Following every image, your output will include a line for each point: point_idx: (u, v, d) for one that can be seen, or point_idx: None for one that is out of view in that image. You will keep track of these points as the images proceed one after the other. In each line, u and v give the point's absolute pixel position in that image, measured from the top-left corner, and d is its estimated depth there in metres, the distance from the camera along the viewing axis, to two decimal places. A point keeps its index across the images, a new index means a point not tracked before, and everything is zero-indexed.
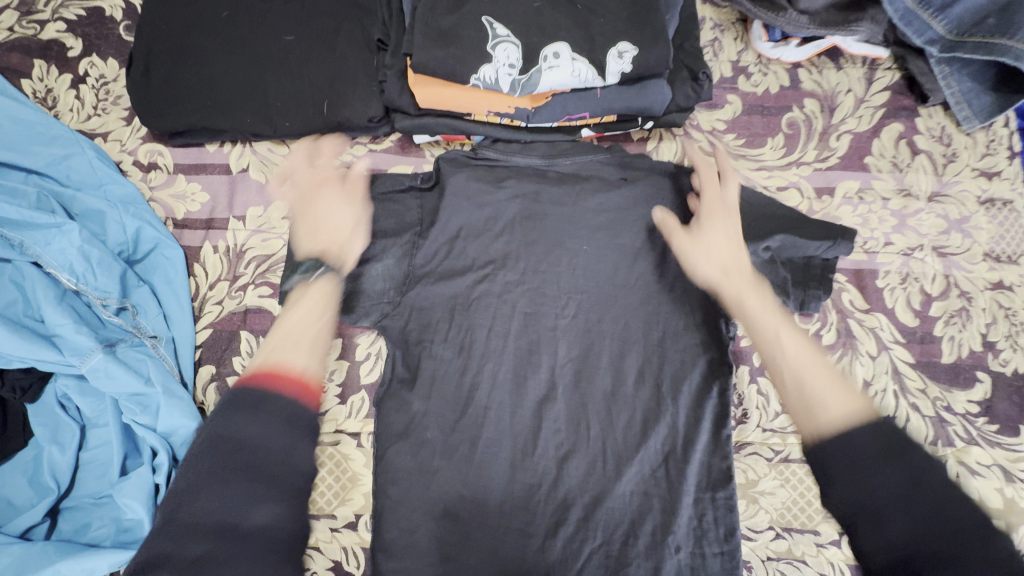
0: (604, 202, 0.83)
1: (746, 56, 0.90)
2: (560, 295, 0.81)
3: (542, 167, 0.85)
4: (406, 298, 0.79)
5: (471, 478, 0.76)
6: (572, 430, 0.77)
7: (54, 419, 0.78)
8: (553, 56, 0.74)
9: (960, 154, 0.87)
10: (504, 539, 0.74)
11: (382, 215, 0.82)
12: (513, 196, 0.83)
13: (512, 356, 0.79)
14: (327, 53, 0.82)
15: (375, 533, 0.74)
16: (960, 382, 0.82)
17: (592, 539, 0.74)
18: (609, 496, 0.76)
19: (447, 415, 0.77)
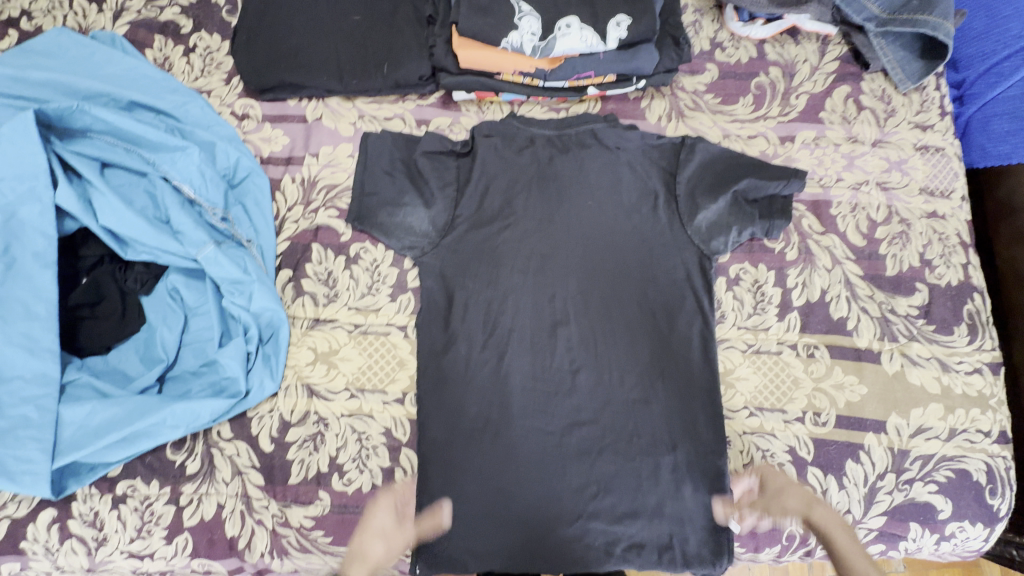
0: (604, 166, 1.02)
1: (721, 34, 1.11)
2: (572, 241, 1.00)
3: (553, 137, 1.03)
4: (443, 242, 0.99)
5: (499, 386, 0.95)
6: (581, 350, 0.96)
7: (164, 307, 0.96)
8: (566, 26, 0.95)
9: (898, 110, 1.06)
10: (527, 438, 0.93)
11: (426, 171, 1.00)
12: (532, 160, 1.02)
13: (531, 290, 0.99)
14: (388, 28, 1.04)
15: (421, 433, 0.94)
16: (902, 290, 0.99)
17: (597, 434, 0.94)
18: (613, 402, 0.95)
19: (478, 336, 0.96)
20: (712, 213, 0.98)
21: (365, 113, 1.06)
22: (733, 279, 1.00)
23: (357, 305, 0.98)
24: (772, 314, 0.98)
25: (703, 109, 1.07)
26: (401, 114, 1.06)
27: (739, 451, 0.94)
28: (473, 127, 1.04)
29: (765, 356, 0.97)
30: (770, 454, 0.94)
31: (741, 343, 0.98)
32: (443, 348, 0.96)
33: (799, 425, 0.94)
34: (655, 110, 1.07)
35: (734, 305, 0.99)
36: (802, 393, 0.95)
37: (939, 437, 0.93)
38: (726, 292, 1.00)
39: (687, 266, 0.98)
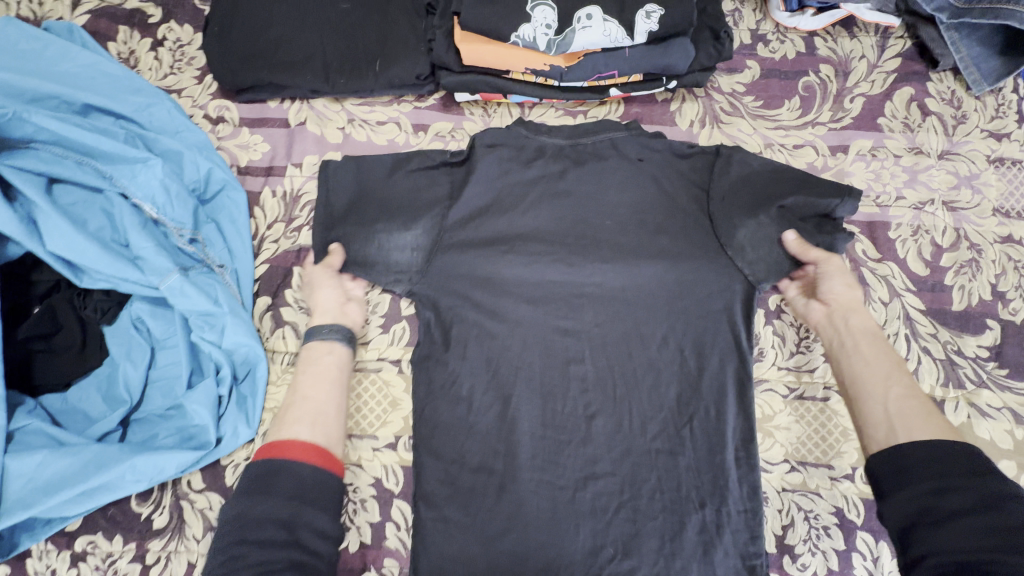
0: (623, 182, 0.88)
1: (764, 25, 0.96)
2: (589, 265, 0.88)
3: (566, 147, 0.91)
4: (442, 265, 0.86)
5: (505, 433, 0.84)
6: (599, 391, 0.85)
7: (128, 340, 0.85)
8: (587, 17, 0.82)
9: (969, 116, 0.91)
10: (537, 491, 0.82)
11: (418, 188, 0.88)
12: (540, 175, 0.89)
13: (542, 321, 0.87)
14: (380, 18, 0.91)
15: (416, 483, 0.83)
16: (970, 328, 0.85)
17: (616, 487, 0.82)
18: (635, 452, 0.83)
19: (482, 375, 0.85)
20: (745, 236, 0.84)
21: (355, 117, 0.93)
22: (774, 311, 0.89)
23: None
24: (819, 353, 0.86)
25: (742, 114, 0.93)
26: (396, 118, 0.94)
27: (778, 511, 0.83)
28: (476, 135, 0.92)
29: (809, 403, 0.85)
30: (813, 516, 0.82)
31: (782, 387, 0.86)
32: (443, 388, 0.85)
33: (848, 483, 0.83)
34: (687, 114, 0.94)
35: (774, 342, 0.88)
36: (852, 446, 0.84)
37: None
38: (765, 326, 0.88)
39: (722, 297, 0.85)
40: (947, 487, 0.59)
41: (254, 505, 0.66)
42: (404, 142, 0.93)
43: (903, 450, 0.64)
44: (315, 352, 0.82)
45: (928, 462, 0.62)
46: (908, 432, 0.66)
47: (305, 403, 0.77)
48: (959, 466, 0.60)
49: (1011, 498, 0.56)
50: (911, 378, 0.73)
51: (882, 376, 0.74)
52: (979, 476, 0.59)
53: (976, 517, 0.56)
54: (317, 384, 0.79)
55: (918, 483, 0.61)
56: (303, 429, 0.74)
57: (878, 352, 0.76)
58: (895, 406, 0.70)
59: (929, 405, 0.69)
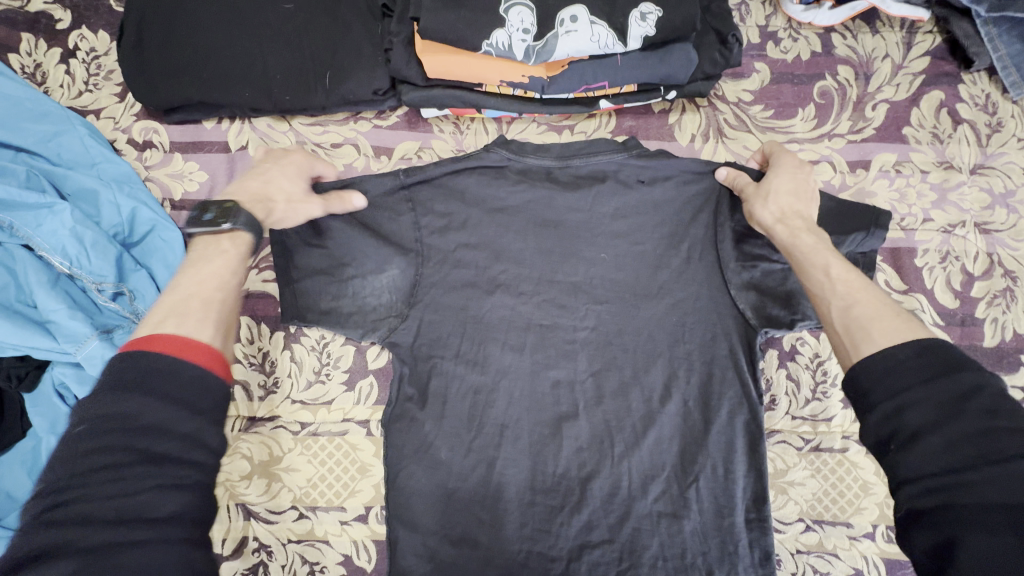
0: (620, 208, 0.80)
1: (775, 21, 0.84)
2: (581, 305, 0.78)
3: (555, 169, 0.80)
4: (414, 310, 0.76)
5: (489, 500, 0.74)
6: (595, 448, 0.75)
7: (53, 410, 0.74)
8: (571, 20, 0.69)
9: (1006, 123, 0.81)
10: (525, 565, 0.73)
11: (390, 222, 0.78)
12: (525, 205, 0.80)
13: (528, 370, 0.77)
14: (329, 21, 0.77)
15: (390, 561, 0.73)
16: (1003, 367, 0.77)
17: (613, 555, 0.74)
18: (634, 515, 0.75)
19: (461, 435, 0.75)
20: (762, 273, 0.77)
21: (305, 139, 0.81)
22: (788, 352, 0.79)
23: (302, 399, 0.77)
24: (836, 399, 0.78)
25: (749, 127, 0.82)
26: (353, 139, 0.82)
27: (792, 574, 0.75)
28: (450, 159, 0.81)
29: (825, 455, 0.76)
30: None
31: (796, 438, 0.77)
32: (416, 452, 0.75)
33: (869, 543, 0.75)
34: (687, 128, 0.83)
35: (788, 387, 0.78)
36: (873, 501, 0.76)
37: None
38: (778, 370, 0.78)
39: (732, 340, 0.77)
40: (909, 399, 0.45)
41: (135, 399, 0.42)
42: (364, 167, 0.81)
43: (857, 365, 0.50)
44: (242, 252, 0.58)
45: (891, 371, 0.47)
46: (869, 342, 0.53)
47: (199, 294, 0.53)
48: (918, 369, 0.46)
49: (978, 394, 0.44)
50: (851, 281, 0.61)
51: (818, 295, 0.62)
52: (947, 376, 0.45)
53: (939, 433, 0.43)
54: (223, 281, 0.55)
55: (879, 402, 0.47)
56: (201, 329, 0.49)
57: (809, 267, 0.65)
58: (853, 313, 0.57)
59: (877, 305, 0.57)
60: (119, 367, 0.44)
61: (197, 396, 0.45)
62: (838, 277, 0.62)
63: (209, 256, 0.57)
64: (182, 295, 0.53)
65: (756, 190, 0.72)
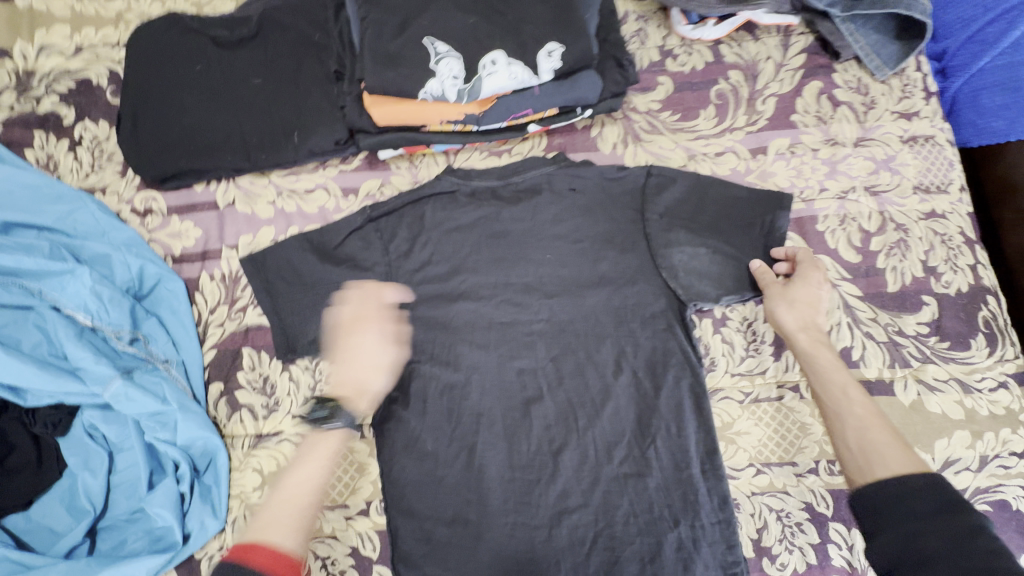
0: (558, 214, 0.92)
1: (670, 40, 0.98)
2: (535, 301, 0.90)
3: (498, 187, 0.93)
4: (389, 325, 0.89)
5: (474, 483, 0.84)
6: (561, 425, 0.86)
7: (85, 449, 0.83)
8: (491, 63, 0.84)
9: (878, 100, 0.94)
10: (513, 535, 0.82)
11: (365, 249, 0.91)
12: (477, 221, 0.92)
13: (495, 362, 0.88)
14: (293, 89, 0.91)
15: (393, 546, 0.82)
16: (908, 307, 0.88)
17: (589, 518, 0.83)
18: (603, 479, 0.84)
19: (444, 427, 0.86)
20: (689, 256, 0.90)
21: (283, 189, 0.94)
22: (720, 319, 0.90)
23: (301, 413, 0.87)
24: (767, 353, 0.88)
25: (661, 130, 0.95)
26: (324, 184, 0.94)
27: (751, 515, 0.84)
28: (409, 190, 0.94)
29: (764, 404, 0.86)
30: (785, 514, 0.84)
31: (738, 393, 0.87)
32: (405, 447, 0.85)
33: (814, 477, 0.84)
34: (608, 138, 0.95)
35: (724, 349, 0.88)
36: (812, 439, 0.85)
37: (969, 469, 0.84)
38: (713, 335, 0.89)
39: (666, 315, 0.89)
40: (919, 529, 0.58)
41: None
42: (335, 207, 0.94)
43: (874, 494, 0.63)
44: (329, 452, 0.77)
45: (903, 498, 0.61)
46: (881, 466, 0.66)
47: (291, 502, 0.72)
48: (925, 504, 0.60)
49: (981, 534, 0.57)
50: (866, 407, 0.73)
51: (835, 411, 0.75)
52: (949, 512, 0.59)
53: (945, 563, 0.55)
54: (302, 490, 0.73)
55: (894, 526, 0.60)
56: (291, 532, 0.68)
57: (829, 381, 0.77)
58: (861, 439, 0.70)
59: (889, 435, 0.70)
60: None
61: None
62: (854, 397, 0.75)
63: (301, 464, 0.76)
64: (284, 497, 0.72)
65: (781, 292, 0.84)
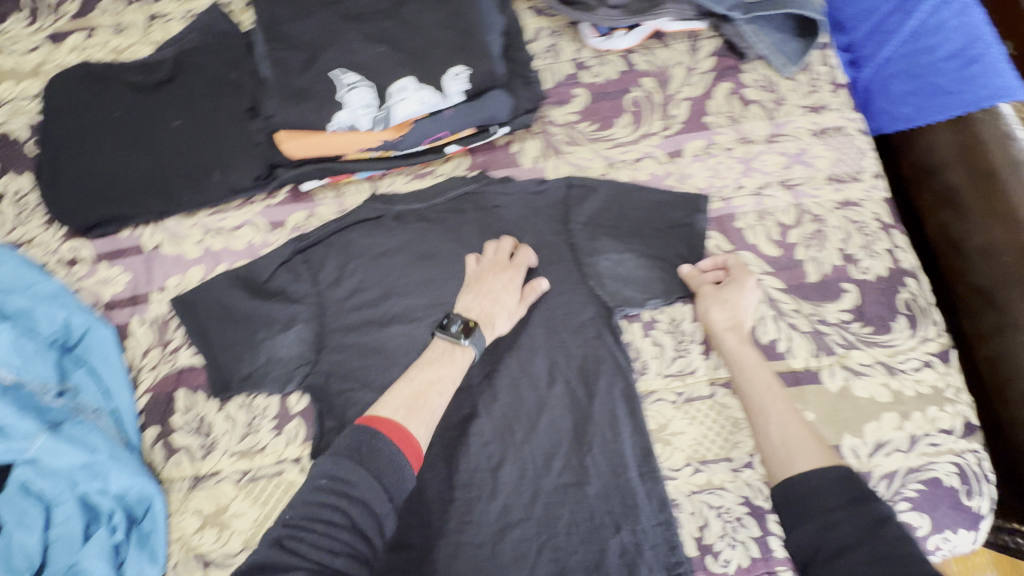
0: (484, 231, 0.93)
1: (583, 53, 1.00)
2: None
3: (423, 210, 0.94)
4: (322, 355, 0.89)
5: (415, 505, 0.84)
6: (499, 440, 0.86)
7: (17, 506, 0.79)
8: (401, 90, 0.85)
9: (787, 96, 0.97)
10: (457, 555, 0.82)
11: (295, 281, 0.92)
12: (404, 243, 0.93)
13: None
14: (211, 129, 0.92)
15: None
16: (829, 296, 0.90)
17: (532, 532, 0.83)
18: (544, 492, 0.84)
19: None
20: (616, 262, 0.91)
21: (209, 228, 0.94)
22: (649, 322, 0.91)
23: (239, 450, 0.87)
24: (696, 353, 0.89)
25: (579, 141, 0.97)
26: (250, 219, 0.95)
27: (691, 514, 0.85)
28: (335, 219, 0.94)
29: (697, 403, 0.88)
30: (725, 510, 0.84)
31: (671, 394, 0.88)
32: None
33: (750, 471, 0.85)
34: (529, 153, 0.97)
35: (654, 351, 0.90)
36: (746, 434, 0.87)
37: (900, 449, 0.85)
38: (643, 338, 0.90)
39: (595, 323, 0.89)
40: (838, 519, 0.63)
41: (349, 470, 0.66)
42: (262, 241, 0.94)
43: (794, 486, 0.67)
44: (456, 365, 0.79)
45: (820, 488, 0.66)
46: (800, 460, 0.69)
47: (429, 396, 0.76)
48: (839, 495, 0.64)
49: (886, 522, 0.61)
50: (786, 402, 0.77)
51: (760, 408, 0.77)
52: (860, 502, 0.63)
53: (862, 549, 0.60)
54: (445, 385, 0.77)
55: (813, 517, 0.64)
56: (419, 420, 0.73)
57: (754, 381, 0.80)
58: (783, 433, 0.73)
59: (806, 428, 0.73)
60: (359, 442, 0.68)
61: (377, 473, 0.66)
62: (776, 394, 0.78)
63: (438, 364, 0.79)
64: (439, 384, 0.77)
65: (714, 294, 0.86)
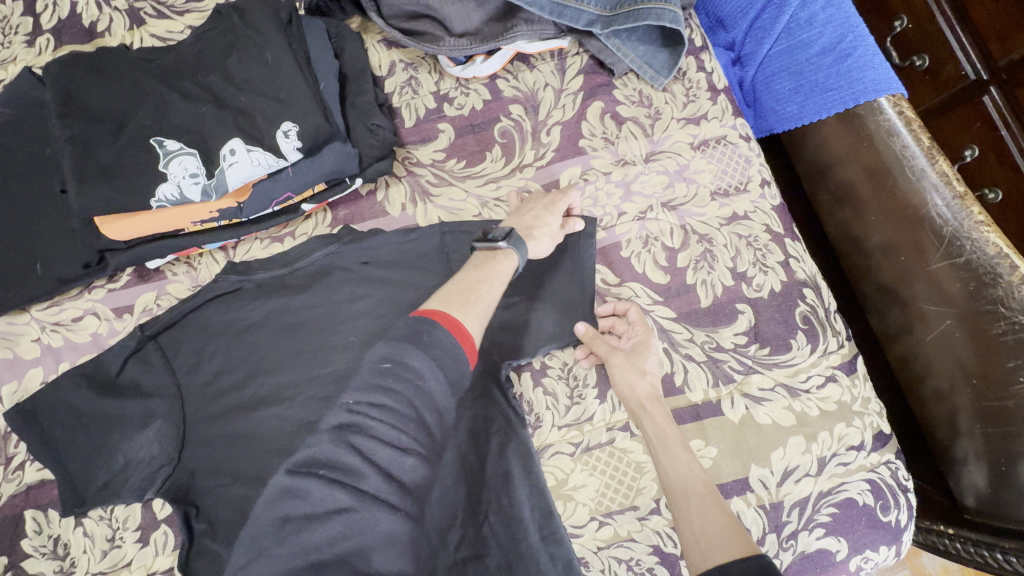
0: (353, 291, 0.85)
1: (444, 84, 0.93)
2: (339, 391, 0.81)
3: (284, 276, 0.86)
4: (184, 453, 0.79)
5: None
6: None
7: None
8: (231, 153, 0.79)
9: (662, 110, 0.92)
10: None
11: (145, 372, 0.82)
12: (267, 314, 0.84)
13: None
14: (32, 218, 0.83)
15: None
16: (723, 319, 0.85)
17: None
18: None
19: None
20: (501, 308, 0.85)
21: (45, 323, 0.85)
22: (540, 369, 0.86)
23: (100, 569, 0.78)
24: (591, 398, 0.84)
25: (449, 182, 0.90)
26: (92, 308, 0.86)
27: (601, 571, 0.79)
28: (187, 298, 0.85)
29: (596, 452, 0.82)
30: (635, 562, 0.79)
31: (568, 446, 0.83)
32: None
33: (657, 518, 0.80)
34: (395, 200, 0.90)
35: (548, 402, 0.84)
36: (650, 479, 0.81)
37: (810, 474, 0.81)
38: (534, 389, 0.85)
39: (481, 379, 0.83)
40: None
41: (412, 355, 0.63)
42: (107, 331, 0.85)
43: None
44: (499, 265, 0.78)
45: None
46: (717, 552, 0.62)
47: (478, 294, 0.74)
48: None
49: None
50: (706, 485, 0.71)
51: (681, 490, 0.71)
52: None
53: None
54: (491, 285, 0.76)
55: None
56: (472, 319, 0.71)
57: (676, 460, 0.74)
58: (702, 522, 0.67)
59: (726, 515, 0.67)
60: (421, 326, 0.66)
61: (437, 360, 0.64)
62: (699, 477, 0.72)
63: (490, 266, 0.78)
64: (479, 284, 0.75)
65: (625, 361, 0.80)
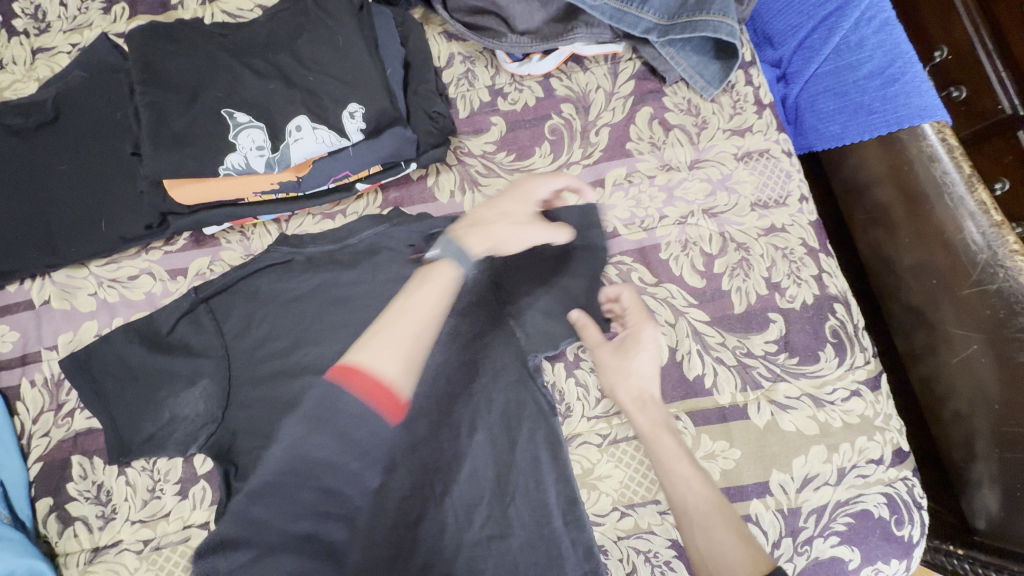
0: (400, 270, 0.88)
1: (499, 78, 0.96)
2: None
3: (334, 250, 0.88)
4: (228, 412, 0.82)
5: None
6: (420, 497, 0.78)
7: None
8: (297, 129, 0.82)
9: (710, 120, 0.95)
10: None
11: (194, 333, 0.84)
12: (314, 287, 0.87)
13: None
14: (99, 178, 0.87)
15: None
16: (755, 327, 0.88)
17: None
18: (465, 547, 0.77)
19: None
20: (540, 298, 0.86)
21: (101, 279, 0.89)
22: (573, 361, 0.89)
23: (140, 517, 0.81)
24: None
25: (498, 173, 0.93)
26: (148, 268, 0.89)
27: (620, 561, 0.82)
28: (239, 265, 0.89)
29: (623, 445, 0.85)
30: (653, 554, 0.82)
31: (595, 437, 0.86)
32: None
33: None
34: (445, 187, 0.93)
35: (579, 393, 0.87)
36: None
37: (828, 483, 0.83)
38: (567, 380, 0.88)
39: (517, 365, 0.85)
40: None
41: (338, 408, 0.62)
42: (161, 291, 0.89)
43: None
44: (443, 287, 0.70)
45: None
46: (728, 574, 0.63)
47: (404, 328, 0.66)
48: None
49: None
50: (708, 498, 0.70)
51: (683, 508, 0.70)
52: None
53: None
54: (427, 317, 0.67)
55: None
56: (393, 361, 0.62)
57: (674, 472, 0.73)
58: (706, 539, 0.67)
59: (730, 529, 0.66)
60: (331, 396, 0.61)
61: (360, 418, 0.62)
62: (698, 492, 0.70)
63: (419, 288, 0.70)
64: (411, 320, 0.66)
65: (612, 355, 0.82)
